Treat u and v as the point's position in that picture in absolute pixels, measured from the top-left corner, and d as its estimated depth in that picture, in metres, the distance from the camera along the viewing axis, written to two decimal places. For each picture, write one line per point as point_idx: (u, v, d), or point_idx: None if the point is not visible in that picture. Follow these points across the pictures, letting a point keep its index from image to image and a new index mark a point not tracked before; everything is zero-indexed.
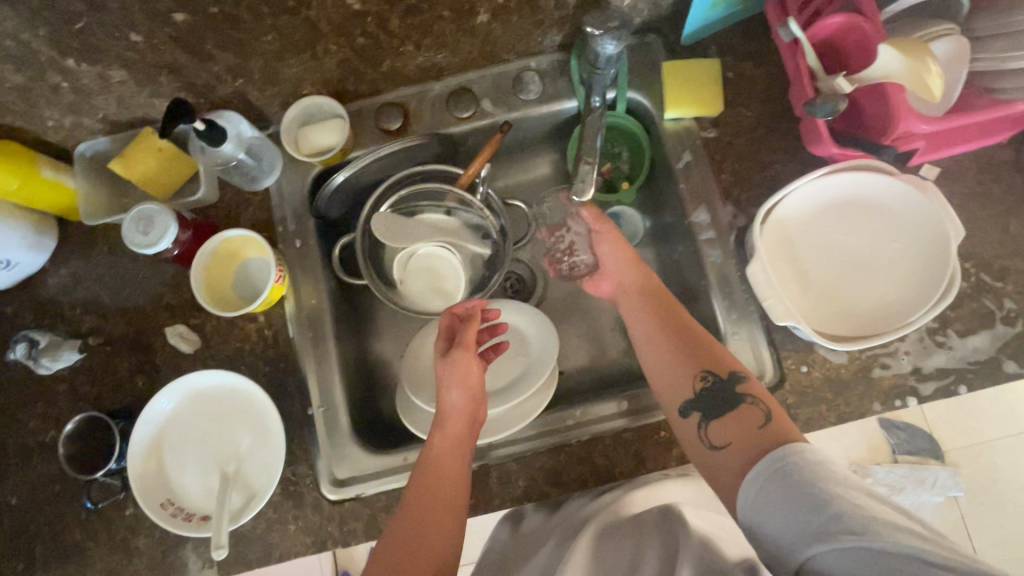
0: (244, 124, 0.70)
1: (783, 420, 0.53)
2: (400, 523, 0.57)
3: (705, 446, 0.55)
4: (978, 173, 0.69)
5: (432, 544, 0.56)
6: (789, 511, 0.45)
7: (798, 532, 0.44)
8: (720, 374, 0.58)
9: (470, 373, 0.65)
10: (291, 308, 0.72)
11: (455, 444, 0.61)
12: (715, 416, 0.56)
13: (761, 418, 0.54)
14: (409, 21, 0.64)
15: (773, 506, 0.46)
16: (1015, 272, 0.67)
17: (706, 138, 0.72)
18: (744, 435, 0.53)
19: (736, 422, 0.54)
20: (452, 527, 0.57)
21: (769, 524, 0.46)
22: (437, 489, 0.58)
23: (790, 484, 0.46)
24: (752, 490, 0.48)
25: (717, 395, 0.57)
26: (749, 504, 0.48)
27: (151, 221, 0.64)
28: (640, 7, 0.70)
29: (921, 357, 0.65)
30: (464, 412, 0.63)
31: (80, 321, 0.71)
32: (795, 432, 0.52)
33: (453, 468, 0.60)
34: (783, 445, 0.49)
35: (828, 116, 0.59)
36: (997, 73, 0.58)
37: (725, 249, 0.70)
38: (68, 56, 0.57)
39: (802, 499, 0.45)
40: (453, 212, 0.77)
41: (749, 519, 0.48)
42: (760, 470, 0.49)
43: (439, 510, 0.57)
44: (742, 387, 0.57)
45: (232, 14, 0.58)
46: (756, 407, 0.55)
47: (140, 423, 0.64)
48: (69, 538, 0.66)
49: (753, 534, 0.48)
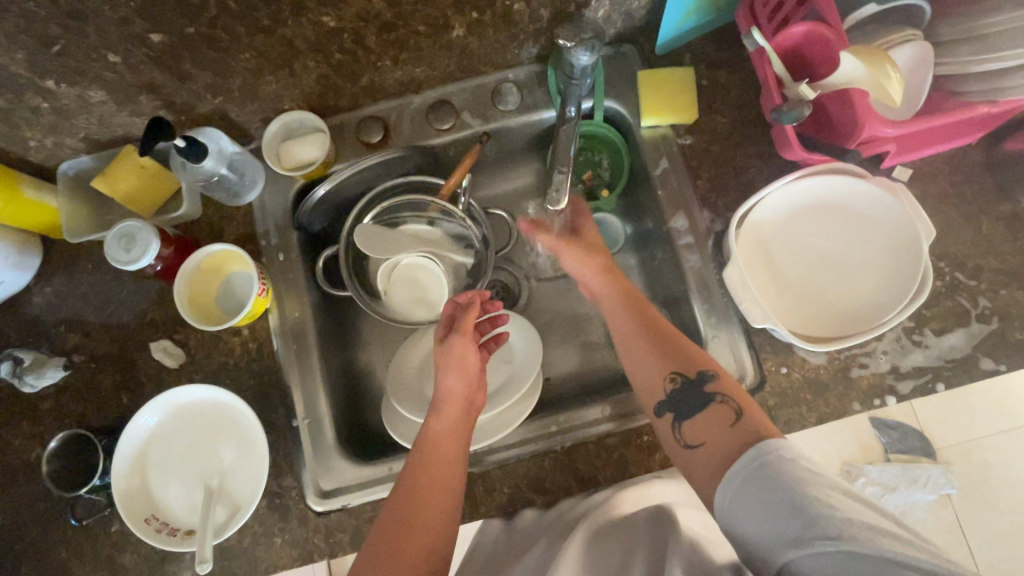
0: (224, 140, 0.70)
1: (751, 414, 0.53)
2: (387, 519, 0.57)
3: (682, 446, 0.56)
4: (950, 174, 0.71)
5: (425, 528, 0.56)
6: (768, 514, 0.45)
7: (775, 534, 0.45)
8: (689, 375, 0.59)
9: (466, 359, 0.66)
10: (275, 321, 0.72)
11: (452, 428, 0.62)
12: (687, 418, 0.57)
13: (732, 416, 0.54)
14: (385, 37, 0.65)
15: (752, 507, 0.46)
16: (988, 270, 0.68)
17: (682, 145, 0.73)
18: (717, 434, 0.53)
19: (708, 422, 0.55)
20: (444, 513, 0.58)
21: (749, 525, 0.46)
22: (431, 474, 0.59)
23: (768, 486, 0.46)
24: (730, 489, 0.49)
25: (687, 394, 0.58)
26: (728, 505, 0.48)
27: (133, 238, 0.64)
28: (614, 18, 0.71)
29: (899, 356, 0.66)
30: (460, 397, 0.65)
31: (64, 338, 0.72)
32: (767, 425, 0.52)
33: (448, 452, 0.60)
34: (757, 442, 0.50)
35: (794, 122, 0.60)
36: (960, 77, 0.59)
37: (703, 254, 0.71)
38: (48, 78, 0.58)
39: (779, 503, 0.45)
40: (436, 222, 0.78)
41: (727, 519, 0.48)
42: (741, 469, 0.49)
43: (433, 496, 0.58)
44: (711, 386, 0.57)
45: (210, 34, 0.58)
46: (726, 406, 0.55)
47: (123, 439, 0.64)
48: (54, 556, 0.66)
49: (733, 534, 0.48)
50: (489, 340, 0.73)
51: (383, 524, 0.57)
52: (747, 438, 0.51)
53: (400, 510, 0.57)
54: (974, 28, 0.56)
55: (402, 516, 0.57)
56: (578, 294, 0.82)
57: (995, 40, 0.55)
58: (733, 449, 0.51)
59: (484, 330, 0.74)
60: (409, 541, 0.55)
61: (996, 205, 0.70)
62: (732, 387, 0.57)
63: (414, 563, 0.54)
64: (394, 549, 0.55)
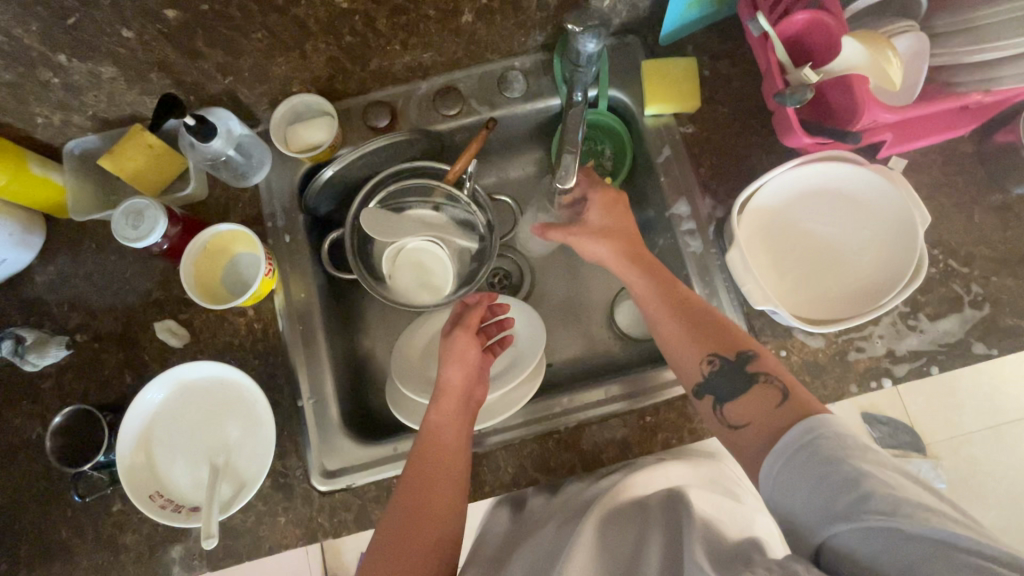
0: (233, 121, 0.70)
1: (798, 394, 0.52)
2: (398, 501, 0.58)
3: (728, 427, 0.55)
4: (943, 164, 0.73)
5: (434, 518, 0.57)
6: (814, 488, 0.45)
7: (821, 509, 0.44)
8: (728, 356, 0.58)
9: (467, 353, 0.66)
10: (280, 301, 0.72)
11: (451, 419, 0.62)
12: (729, 399, 0.56)
13: (778, 396, 0.53)
14: (396, 20, 0.66)
15: (797, 481, 0.46)
16: (979, 258, 0.70)
17: (684, 133, 0.74)
18: (763, 414, 0.52)
19: (753, 401, 0.54)
20: (450, 499, 0.58)
21: (793, 499, 0.46)
22: (437, 464, 0.59)
23: (816, 461, 0.45)
24: (779, 464, 0.48)
25: (728, 376, 0.57)
26: (770, 481, 0.48)
27: (141, 215, 0.64)
28: (619, 8, 0.73)
29: (894, 340, 0.68)
30: (459, 389, 0.64)
31: (68, 318, 0.71)
32: (814, 400, 0.51)
33: (450, 444, 0.61)
34: (806, 417, 0.49)
35: (798, 105, 0.61)
36: (955, 68, 0.61)
37: (705, 239, 0.72)
38: (60, 52, 0.58)
39: (827, 477, 0.44)
40: (441, 207, 0.79)
41: (769, 493, 0.48)
42: (787, 446, 0.48)
43: (439, 485, 0.58)
44: (753, 365, 0.56)
45: (223, 11, 0.59)
46: (771, 386, 0.54)
47: (129, 414, 0.64)
48: (56, 535, 0.65)
49: (776, 507, 0.48)
50: (494, 344, 0.73)
51: (393, 511, 0.57)
52: (791, 420, 0.50)
53: (411, 501, 0.57)
54: (970, 19, 0.58)
55: (413, 505, 0.57)
56: (580, 282, 0.83)
57: (987, 31, 0.57)
58: (779, 430, 0.50)
59: (490, 334, 0.74)
60: (421, 530, 0.56)
61: (989, 195, 0.72)
62: (774, 366, 0.56)
63: (424, 550, 0.55)
64: (406, 538, 0.55)
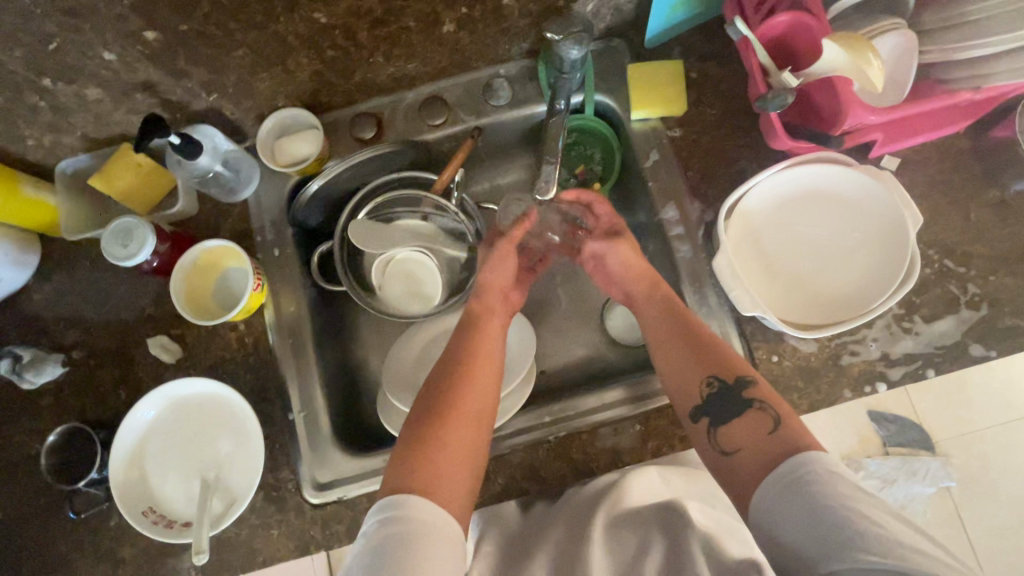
0: (219, 137, 0.71)
1: (792, 422, 0.53)
2: (438, 377, 0.61)
3: (718, 453, 0.56)
4: (938, 161, 0.71)
5: (475, 391, 0.59)
6: (809, 523, 0.45)
7: (817, 546, 0.44)
8: (725, 380, 0.58)
9: (506, 261, 0.73)
10: (270, 315, 0.73)
11: (493, 311, 0.69)
12: (723, 423, 0.56)
13: (770, 423, 0.53)
14: (377, 32, 0.66)
15: (792, 514, 0.46)
16: (977, 257, 0.68)
17: (672, 137, 0.74)
18: (756, 441, 0.53)
19: (746, 428, 0.54)
20: (489, 377, 0.61)
21: (788, 533, 0.46)
22: (478, 343, 0.64)
23: (808, 497, 0.46)
24: (773, 493, 0.49)
25: (726, 399, 0.57)
26: (765, 511, 0.48)
27: (130, 234, 0.65)
28: (602, 13, 0.72)
29: (889, 343, 0.67)
30: (499, 289, 0.71)
31: (64, 335, 0.72)
32: (807, 434, 0.52)
33: (491, 331, 0.66)
34: (796, 455, 0.50)
35: (780, 109, 0.60)
36: (944, 65, 0.60)
37: (694, 244, 0.71)
38: (44, 76, 0.59)
39: (820, 514, 0.45)
40: (430, 217, 0.79)
41: (764, 525, 0.48)
42: (782, 475, 0.48)
43: (480, 362, 0.62)
44: (749, 392, 0.56)
45: (202, 30, 0.59)
46: (763, 413, 0.55)
47: (121, 432, 0.65)
48: (56, 549, 0.66)
49: (770, 539, 0.48)
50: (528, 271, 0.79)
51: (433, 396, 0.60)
52: (786, 445, 0.51)
53: (453, 383, 0.60)
54: (956, 16, 0.57)
55: (455, 386, 0.60)
56: (571, 287, 0.83)
57: (975, 27, 0.55)
58: (774, 456, 0.51)
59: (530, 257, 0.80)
60: (463, 405, 0.58)
61: (986, 192, 0.70)
62: (770, 394, 0.56)
63: (465, 418, 0.57)
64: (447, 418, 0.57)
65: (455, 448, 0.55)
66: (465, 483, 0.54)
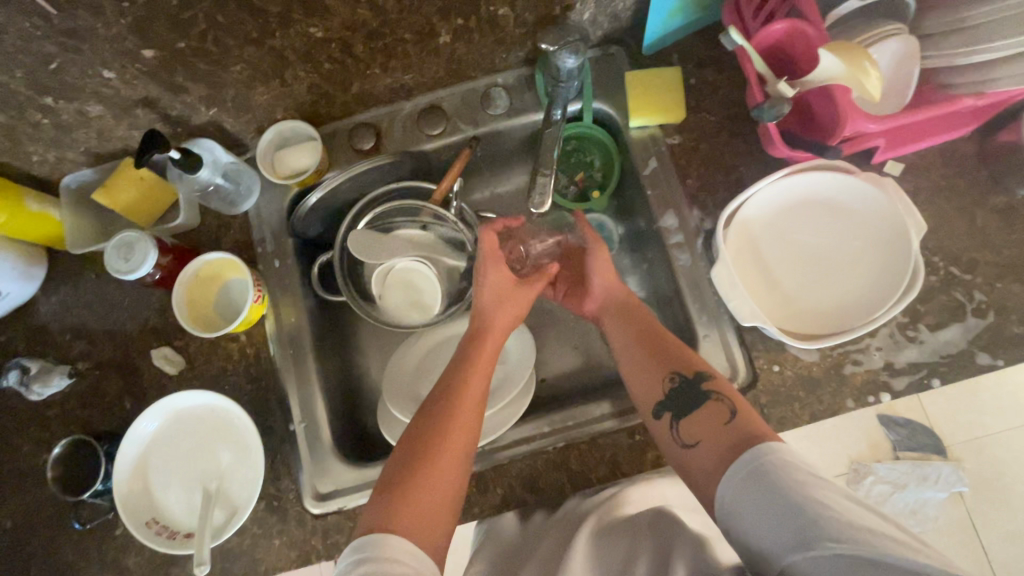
0: (220, 150, 0.72)
1: (747, 414, 0.52)
2: (424, 415, 0.58)
3: (679, 445, 0.54)
4: (943, 166, 0.70)
5: (461, 432, 0.57)
6: (768, 516, 0.43)
7: (778, 538, 0.42)
8: (686, 374, 0.58)
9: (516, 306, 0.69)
10: (271, 326, 0.73)
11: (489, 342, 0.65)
12: (685, 416, 0.55)
13: (727, 414, 0.53)
14: (373, 45, 0.66)
15: (749, 508, 0.45)
16: (982, 263, 0.67)
17: (670, 144, 0.73)
18: (712, 432, 0.52)
19: (704, 420, 0.54)
20: (476, 414, 0.59)
21: (749, 528, 0.44)
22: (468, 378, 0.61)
23: (765, 487, 0.44)
24: (731, 489, 0.47)
25: (686, 394, 0.57)
26: (725, 507, 0.47)
27: (131, 248, 0.66)
28: (599, 21, 0.72)
29: (892, 352, 0.66)
30: (502, 323, 0.67)
31: (70, 346, 0.74)
32: (763, 426, 0.50)
33: (483, 363, 0.63)
34: (753, 445, 0.48)
35: (776, 119, 0.60)
36: (947, 70, 0.59)
37: (693, 252, 0.71)
38: (46, 95, 0.60)
39: (777, 502, 0.43)
40: (429, 227, 0.79)
41: (725, 522, 0.47)
42: (739, 469, 0.47)
43: (469, 399, 0.59)
44: (708, 385, 0.56)
45: (199, 47, 0.60)
46: (721, 405, 0.54)
47: (124, 443, 0.66)
48: (63, 558, 0.68)
49: (733, 536, 0.46)
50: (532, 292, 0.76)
51: (414, 432, 0.57)
52: (739, 435, 0.50)
53: (438, 414, 0.58)
54: (960, 19, 0.56)
55: (437, 421, 0.57)
56: None
57: (978, 32, 0.54)
58: (729, 445, 0.50)
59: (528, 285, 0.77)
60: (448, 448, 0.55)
61: (992, 197, 0.69)
62: (727, 387, 0.56)
63: (450, 460, 0.55)
64: (427, 457, 0.55)
65: (438, 492, 0.53)
66: (445, 525, 0.52)
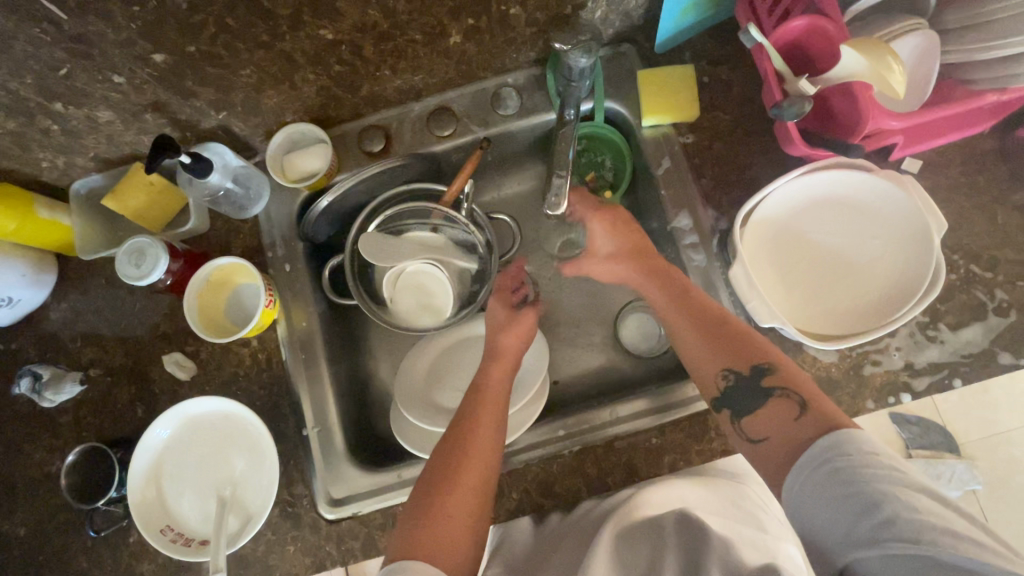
0: (230, 155, 0.71)
1: (819, 405, 0.50)
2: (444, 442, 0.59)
3: (747, 440, 0.54)
4: (962, 164, 0.69)
5: (477, 458, 0.57)
6: (838, 509, 0.43)
7: (845, 531, 0.42)
8: (742, 370, 0.56)
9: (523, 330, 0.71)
10: (282, 331, 0.73)
11: (502, 371, 0.66)
12: (747, 413, 0.54)
13: (795, 410, 0.51)
14: (382, 46, 0.65)
15: (818, 501, 0.44)
16: (1003, 262, 0.66)
17: (684, 143, 0.72)
18: (781, 428, 0.51)
19: (770, 415, 0.52)
20: (493, 437, 0.59)
21: (816, 519, 0.44)
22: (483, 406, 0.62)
23: (835, 482, 0.44)
24: (802, 479, 0.46)
25: (745, 391, 0.55)
26: (793, 495, 0.47)
27: (143, 254, 0.66)
28: (611, 19, 0.71)
29: (913, 352, 0.65)
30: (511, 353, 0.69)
31: (80, 353, 0.73)
32: (838, 416, 0.49)
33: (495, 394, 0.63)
34: (829, 433, 0.47)
35: (796, 118, 0.59)
36: (968, 65, 0.58)
37: (708, 252, 0.70)
38: (55, 101, 0.59)
39: (850, 498, 0.42)
40: (440, 229, 0.78)
41: (792, 511, 0.46)
42: (810, 460, 0.46)
43: (483, 425, 0.60)
44: (770, 379, 0.55)
45: (209, 51, 0.59)
46: (788, 399, 0.52)
47: (139, 451, 0.66)
48: (76, 565, 0.67)
49: (797, 524, 0.46)
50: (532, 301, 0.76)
51: (438, 454, 0.59)
52: (812, 429, 0.48)
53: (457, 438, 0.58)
54: (982, 14, 0.55)
55: (458, 441, 0.58)
56: (584, 296, 0.82)
57: (1001, 25, 0.53)
58: (801, 440, 0.49)
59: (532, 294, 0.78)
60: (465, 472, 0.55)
61: (1012, 194, 0.68)
62: (794, 377, 0.54)
63: (469, 486, 0.55)
64: (449, 479, 0.55)
65: (459, 519, 0.53)
66: (470, 546, 0.52)
